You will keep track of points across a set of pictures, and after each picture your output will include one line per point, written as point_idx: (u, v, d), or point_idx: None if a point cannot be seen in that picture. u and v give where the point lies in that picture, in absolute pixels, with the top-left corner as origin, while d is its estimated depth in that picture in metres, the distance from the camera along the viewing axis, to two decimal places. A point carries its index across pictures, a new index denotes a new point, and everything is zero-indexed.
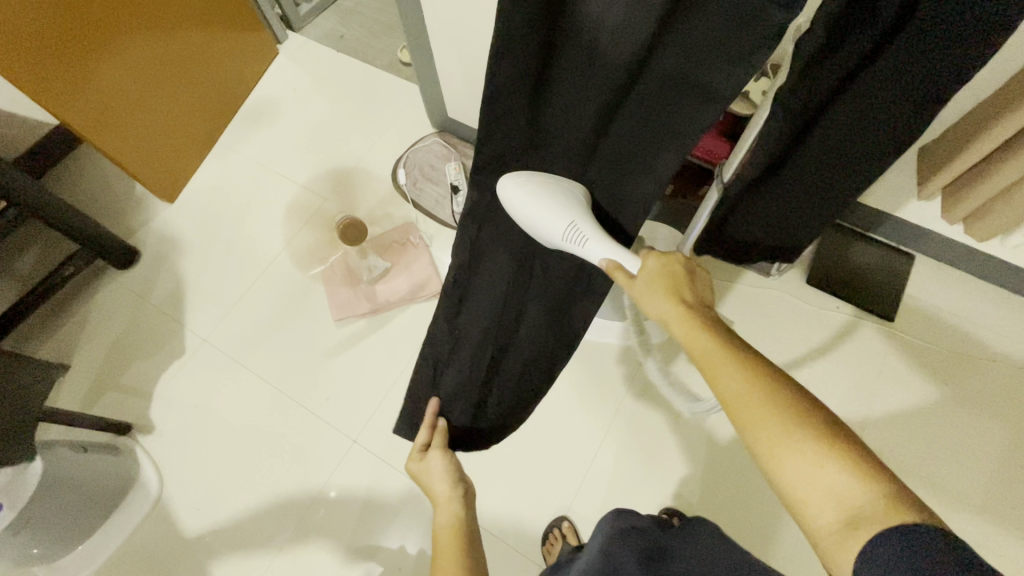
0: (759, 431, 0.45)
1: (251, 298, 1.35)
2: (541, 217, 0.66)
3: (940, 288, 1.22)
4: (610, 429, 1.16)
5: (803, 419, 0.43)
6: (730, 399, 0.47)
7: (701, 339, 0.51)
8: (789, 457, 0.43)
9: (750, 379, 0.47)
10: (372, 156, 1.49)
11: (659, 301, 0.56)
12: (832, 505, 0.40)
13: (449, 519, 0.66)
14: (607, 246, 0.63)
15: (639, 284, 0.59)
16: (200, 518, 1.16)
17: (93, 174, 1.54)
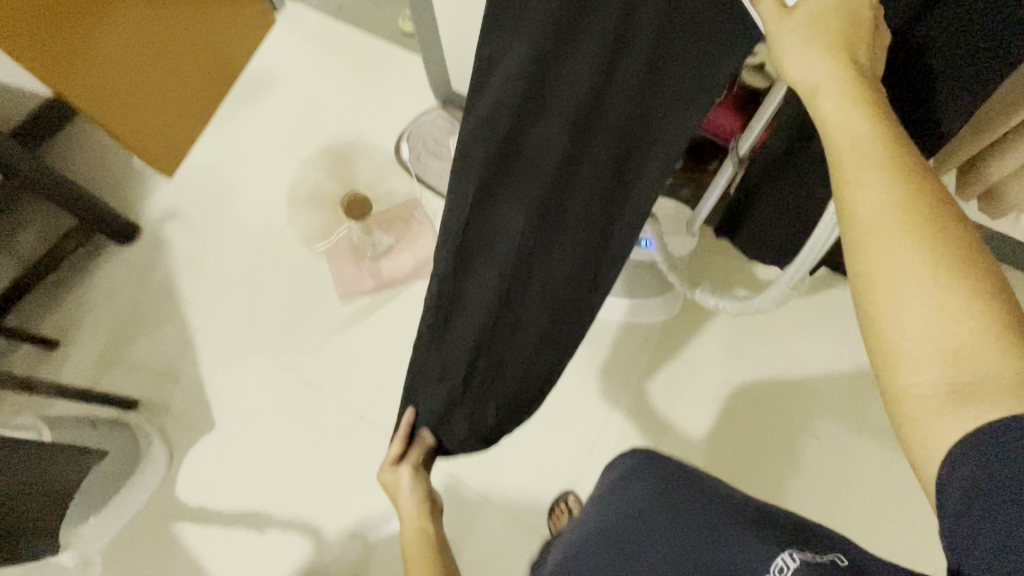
0: (888, 263, 0.36)
1: (255, 274, 1.34)
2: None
3: None
4: (616, 405, 1.17)
5: (951, 248, 0.34)
6: (865, 203, 0.37)
7: (861, 120, 0.38)
8: (902, 280, 0.35)
9: (902, 194, 0.36)
10: (374, 130, 1.46)
11: (817, 64, 0.40)
12: (937, 355, 0.34)
13: (414, 531, 0.73)
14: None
15: (790, 22, 0.40)
16: (210, 490, 1.18)
17: (89, 148, 1.51)
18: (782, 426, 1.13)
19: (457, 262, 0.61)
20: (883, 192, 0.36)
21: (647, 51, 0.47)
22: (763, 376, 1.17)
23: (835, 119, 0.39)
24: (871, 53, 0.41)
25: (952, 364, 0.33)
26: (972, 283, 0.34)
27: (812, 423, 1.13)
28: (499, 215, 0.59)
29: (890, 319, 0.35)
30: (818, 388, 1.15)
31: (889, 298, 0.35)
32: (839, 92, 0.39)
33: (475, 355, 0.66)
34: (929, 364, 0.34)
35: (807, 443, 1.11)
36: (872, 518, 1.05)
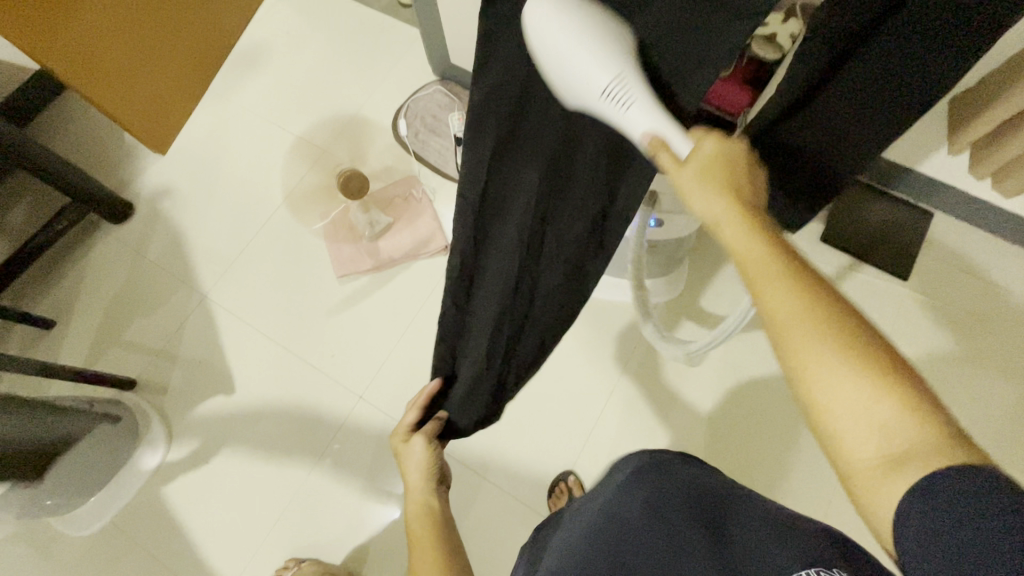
0: (803, 361, 0.38)
1: (251, 254, 1.32)
2: (585, 54, 0.44)
3: (959, 247, 1.19)
4: (617, 386, 1.16)
5: (855, 336, 0.37)
6: (775, 313, 0.39)
7: (754, 239, 0.42)
8: (824, 374, 0.37)
9: (803, 297, 0.39)
10: (371, 105, 1.42)
11: (711, 195, 0.44)
12: (874, 436, 0.35)
13: (420, 508, 0.73)
14: (658, 117, 0.45)
15: (687, 171, 0.45)
16: (210, 470, 1.17)
17: (79, 124, 1.47)
18: (786, 407, 1.12)
19: (476, 221, 0.58)
20: (787, 302, 0.39)
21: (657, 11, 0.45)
22: (766, 357, 1.15)
23: (735, 243, 0.43)
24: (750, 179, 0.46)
25: (889, 440, 0.34)
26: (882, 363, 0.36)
27: None
28: (512, 178, 0.56)
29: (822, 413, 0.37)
30: None
31: (816, 394, 0.37)
32: (735, 222, 0.43)
33: (500, 322, 0.64)
34: (866, 448, 0.35)
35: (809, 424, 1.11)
36: None
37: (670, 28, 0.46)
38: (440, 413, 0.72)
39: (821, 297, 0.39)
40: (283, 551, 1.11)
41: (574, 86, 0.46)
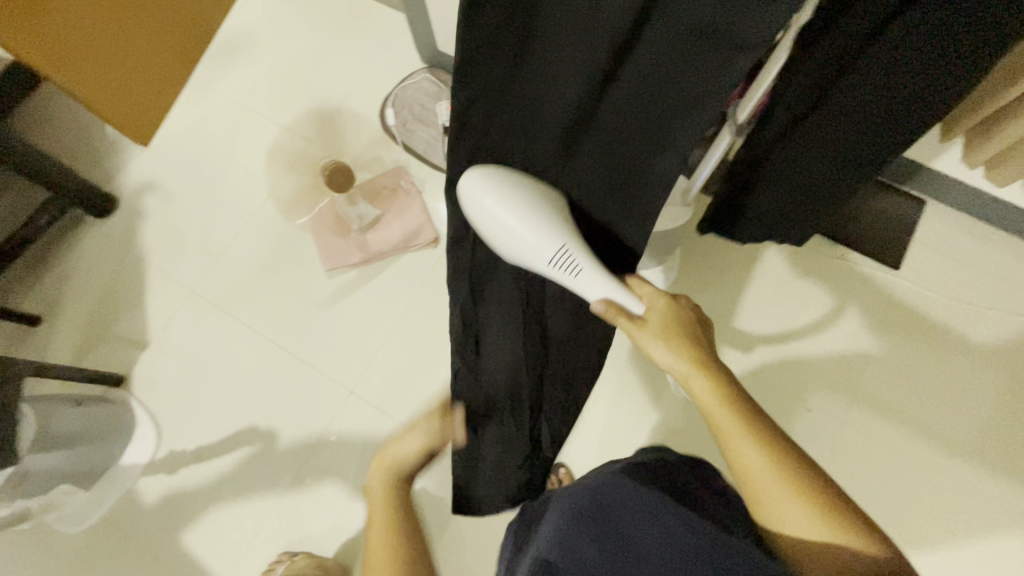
0: (776, 507, 0.54)
1: (238, 247, 1.31)
2: (533, 242, 0.62)
3: (950, 235, 1.19)
4: (608, 377, 1.16)
5: (798, 476, 0.54)
6: (743, 462, 0.56)
7: (721, 404, 0.60)
8: (786, 510, 0.54)
9: (760, 447, 0.56)
10: (358, 94, 1.40)
11: (678, 359, 0.64)
12: (830, 559, 0.51)
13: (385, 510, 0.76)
14: (599, 281, 0.66)
15: (651, 335, 0.66)
16: (201, 466, 1.17)
17: (59, 116, 1.44)
18: (776, 396, 1.12)
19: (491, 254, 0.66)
20: (752, 456, 0.56)
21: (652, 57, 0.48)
22: (757, 349, 1.15)
23: (706, 401, 0.61)
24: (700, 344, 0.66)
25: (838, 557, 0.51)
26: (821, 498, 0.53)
27: (805, 392, 1.12)
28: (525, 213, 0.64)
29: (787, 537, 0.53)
30: (811, 359, 1.14)
31: (778, 523, 0.54)
32: (701, 379, 0.63)
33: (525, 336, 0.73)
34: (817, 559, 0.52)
35: (799, 414, 1.10)
36: (861, 487, 1.06)
37: (654, 71, 0.49)
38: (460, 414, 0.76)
39: (771, 446, 0.56)
40: (277, 545, 1.11)
41: (529, 260, 0.64)
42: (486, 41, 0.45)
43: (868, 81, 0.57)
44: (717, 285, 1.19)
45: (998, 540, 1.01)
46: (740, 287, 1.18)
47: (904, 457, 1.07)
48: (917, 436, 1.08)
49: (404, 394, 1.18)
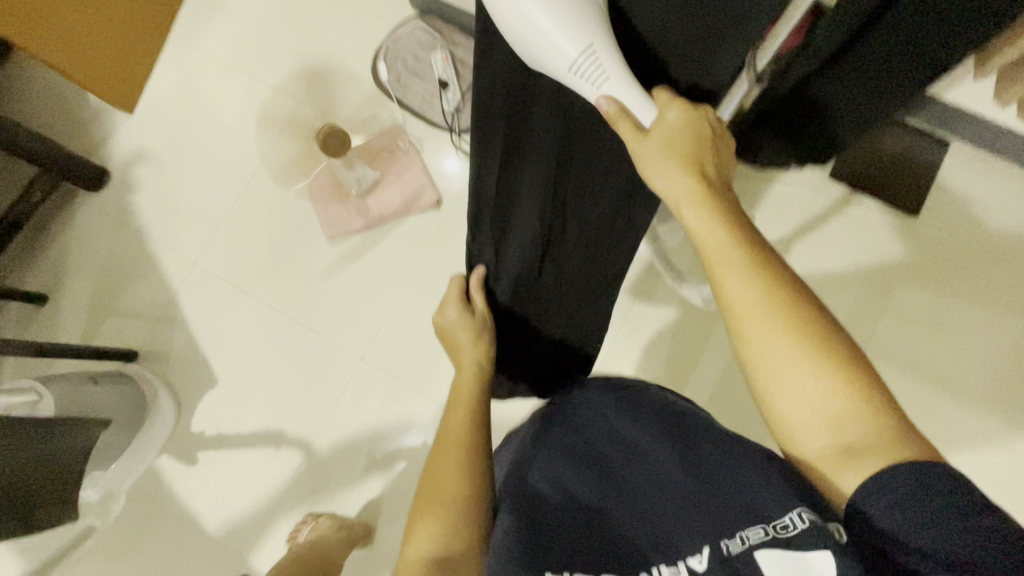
0: (766, 354, 0.46)
1: (237, 216, 1.28)
2: (553, 36, 0.44)
3: (975, 177, 1.14)
4: (619, 336, 1.14)
5: (805, 312, 0.46)
6: (733, 299, 0.48)
7: (714, 225, 0.49)
8: (768, 350, 0.46)
9: (760, 287, 0.47)
10: (347, 47, 1.31)
11: (672, 171, 0.51)
12: (826, 434, 0.43)
13: (470, 375, 0.71)
14: (622, 76, 0.48)
15: (652, 141, 0.50)
16: (223, 435, 1.20)
17: (36, 85, 1.38)
18: None
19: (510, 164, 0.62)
20: (749, 286, 0.47)
21: None
22: None
23: (694, 223, 0.50)
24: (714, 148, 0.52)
25: (836, 416, 0.43)
26: (830, 340, 0.45)
27: None
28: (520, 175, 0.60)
29: (784, 386, 0.45)
30: (825, 311, 1.12)
31: (773, 378, 0.46)
32: (693, 203, 0.50)
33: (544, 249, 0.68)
34: (812, 422, 0.44)
35: None
36: None
37: None
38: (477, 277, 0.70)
39: (772, 278, 0.47)
40: (300, 507, 1.15)
41: (545, 58, 0.46)
42: None
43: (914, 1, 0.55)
44: None
45: (1010, 483, 1.02)
46: None
47: (916, 405, 1.07)
48: (928, 384, 1.07)
49: (414, 359, 1.18)
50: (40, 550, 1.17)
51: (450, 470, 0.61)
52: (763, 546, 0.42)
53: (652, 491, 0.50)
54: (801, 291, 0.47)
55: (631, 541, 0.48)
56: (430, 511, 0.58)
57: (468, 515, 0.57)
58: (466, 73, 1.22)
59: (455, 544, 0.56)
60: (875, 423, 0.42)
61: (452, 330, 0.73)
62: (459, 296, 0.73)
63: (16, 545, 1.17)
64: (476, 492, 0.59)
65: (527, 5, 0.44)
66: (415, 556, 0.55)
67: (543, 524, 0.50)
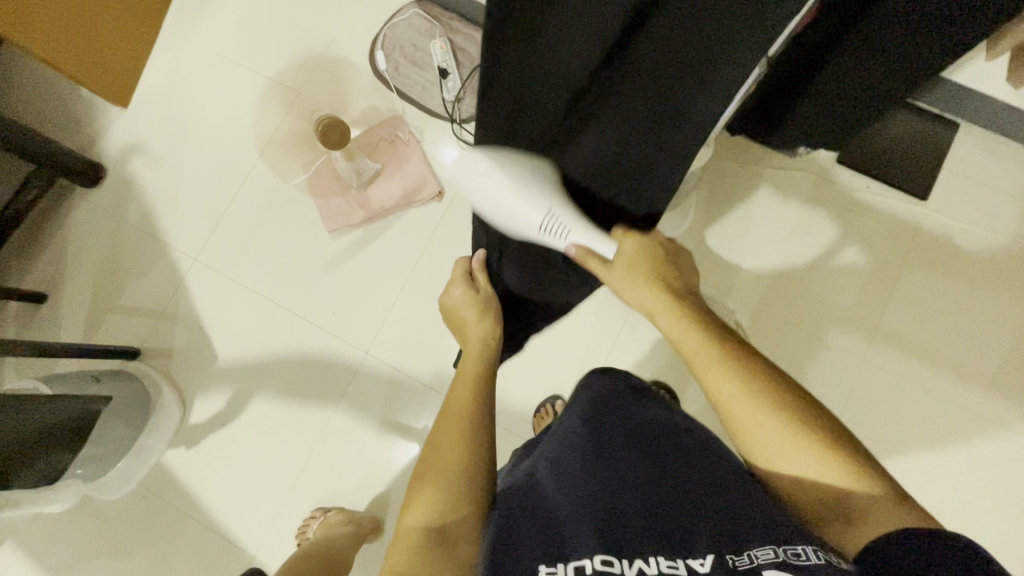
0: (763, 448, 0.51)
1: (236, 210, 1.26)
2: (517, 209, 0.58)
3: (983, 160, 1.12)
4: (624, 327, 1.13)
5: (787, 407, 0.51)
6: (726, 402, 0.53)
7: (698, 341, 0.56)
8: (765, 440, 0.51)
9: (746, 387, 0.52)
10: (344, 36, 1.29)
11: (646, 293, 0.61)
12: (832, 507, 0.48)
13: (475, 355, 0.73)
14: (581, 229, 0.60)
15: (618, 270, 0.61)
16: (227, 432, 1.19)
17: (28, 81, 1.35)
18: (795, 337, 1.10)
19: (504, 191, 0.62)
20: (733, 393, 0.53)
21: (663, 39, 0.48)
22: (776, 290, 1.12)
23: (675, 336, 0.58)
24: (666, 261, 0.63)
25: (830, 494, 0.48)
26: (814, 428, 0.50)
27: (824, 332, 1.10)
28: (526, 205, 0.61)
29: (780, 470, 0.51)
30: (831, 298, 1.11)
31: (771, 464, 0.51)
32: (666, 314, 0.59)
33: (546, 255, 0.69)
34: (812, 498, 0.49)
35: (819, 353, 1.09)
36: (879, 422, 1.06)
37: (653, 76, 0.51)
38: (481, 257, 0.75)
39: (755, 382, 0.52)
40: (307, 502, 1.14)
41: (519, 227, 0.60)
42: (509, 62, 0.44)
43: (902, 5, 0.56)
44: (735, 226, 1.14)
45: (1016, 467, 1.02)
46: (759, 228, 1.13)
47: (923, 391, 1.06)
48: (934, 370, 1.07)
49: (418, 352, 1.18)
50: (48, 549, 1.17)
51: (450, 438, 0.60)
52: (772, 566, 0.41)
53: (665, 495, 0.49)
54: (782, 387, 0.52)
55: (629, 531, 0.46)
56: (428, 479, 0.56)
57: (469, 494, 0.54)
58: (465, 59, 1.20)
59: (455, 513, 0.52)
60: (868, 500, 0.46)
61: (458, 309, 0.76)
62: (462, 279, 0.76)
63: (25, 545, 1.17)
64: (477, 457, 0.58)
65: (495, 189, 0.56)
66: (409, 527, 0.52)
67: (546, 516, 0.48)
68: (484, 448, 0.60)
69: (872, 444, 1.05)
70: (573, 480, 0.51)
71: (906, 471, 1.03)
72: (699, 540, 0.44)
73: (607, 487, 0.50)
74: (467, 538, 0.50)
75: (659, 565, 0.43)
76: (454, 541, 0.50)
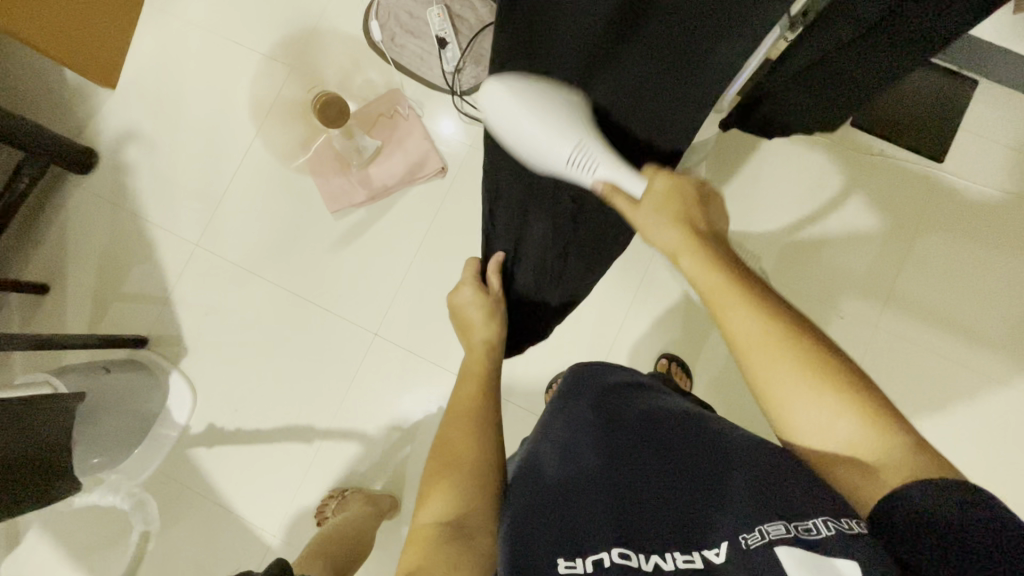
0: (774, 385, 0.49)
1: (236, 193, 1.23)
2: (546, 138, 0.56)
3: (1002, 118, 1.09)
4: (635, 302, 1.11)
5: (801, 346, 0.48)
6: (737, 335, 0.51)
7: (713, 274, 0.55)
8: (781, 378, 0.48)
9: (760, 321, 0.50)
10: (337, 6, 1.23)
11: (670, 234, 0.59)
12: (845, 453, 0.45)
13: (481, 346, 0.73)
14: (611, 164, 0.59)
15: (644, 209, 0.60)
16: (241, 417, 1.19)
17: (12, 64, 1.30)
18: (807, 305, 1.09)
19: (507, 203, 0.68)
20: (748, 323, 0.51)
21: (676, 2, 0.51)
22: (788, 258, 1.10)
23: (694, 276, 0.57)
24: (690, 211, 0.61)
25: (846, 444, 0.45)
26: (827, 369, 0.47)
27: (836, 299, 1.09)
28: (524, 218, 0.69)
29: (793, 409, 0.48)
30: (845, 266, 1.09)
31: (783, 407, 0.48)
32: (690, 253, 0.57)
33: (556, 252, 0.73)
34: (830, 449, 0.46)
35: (831, 321, 1.08)
36: (891, 388, 1.06)
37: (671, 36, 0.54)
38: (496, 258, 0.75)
39: (772, 319, 0.50)
40: (324, 483, 1.15)
41: (546, 161, 0.58)
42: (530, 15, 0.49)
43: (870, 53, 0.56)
44: (745, 195, 1.11)
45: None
46: (772, 195, 1.11)
47: (937, 355, 1.06)
48: (946, 333, 1.07)
49: (428, 333, 1.17)
50: (70, 539, 1.18)
51: (463, 430, 0.59)
52: (784, 541, 0.39)
53: (674, 485, 0.47)
54: (798, 324, 0.50)
55: (651, 524, 0.44)
56: (438, 473, 0.55)
57: (485, 484, 0.54)
58: (464, 27, 1.15)
59: (468, 505, 0.52)
60: (883, 444, 0.44)
61: (465, 310, 0.76)
62: (472, 281, 0.76)
63: (46, 534, 1.18)
64: (490, 448, 0.58)
65: (519, 114, 0.54)
66: (426, 523, 0.51)
67: (561, 508, 0.47)
68: (495, 435, 0.60)
69: None
70: (586, 473, 0.50)
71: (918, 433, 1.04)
72: (717, 521, 0.43)
73: (625, 479, 0.48)
74: (483, 529, 0.50)
75: (676, 559, 0.41)
76: (471, 533, 0.49)
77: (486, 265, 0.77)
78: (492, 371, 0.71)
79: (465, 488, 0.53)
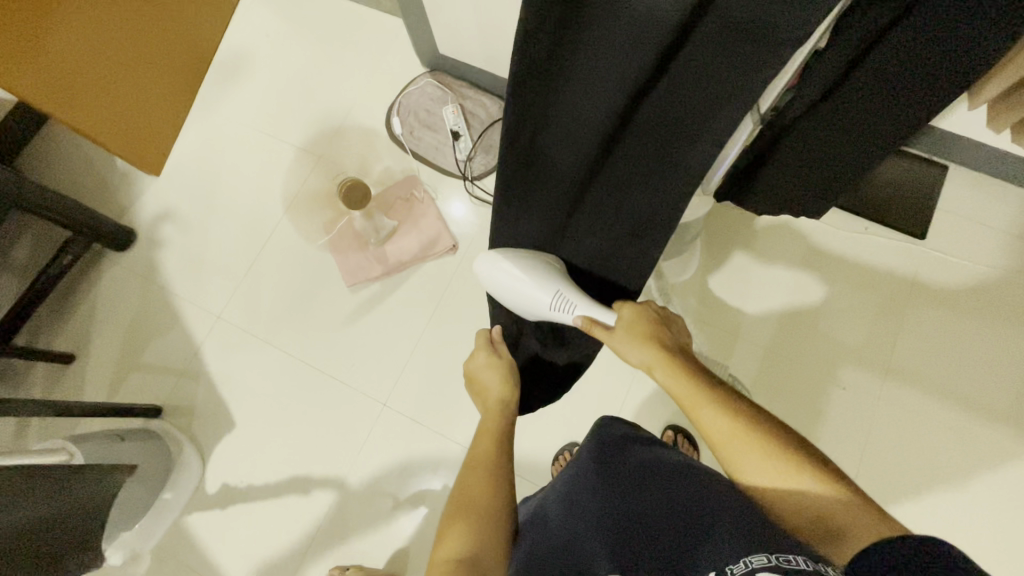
0: (746, 471, 0.52)
1: (260, 268, 1.32)
2: (531, 290, 0.74)
3: (973, 198, 1.17)
4: (640, 372, 1.14)
5: (763, 433, 0.52)
6: (708, 430, 0.55)
7: (680, 376, 0.59)
8: (751, 465, 0.52)
9: (726, 417, 0.54)
10: (363, 105, 1.39)
11: (643, 351, 0.64)
12: (814, 522, 0.48)
13: (495, 403, 0.75)
14: (585, 304, 0.73)
15: (618, 334, 0.68)
16: (247, 487, 1.19)
17: (70, 154, 1.45)
18: (809, 377, 1.11)
19: None
20: (715, 420, 0.54)
21: (654, 115, 0.62)
22: (786, 330, 1.14)
23: (666, 384, 0.61)
24: (664, 327, 0.68)
25: (816, 515, 0.48)
26: (789, 452, 0.51)
27: (836, 371, 1.11)
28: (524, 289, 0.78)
29: (771, 488, 0.50)
30: (842, 338, 1.12)
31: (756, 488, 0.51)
32: (661, 366, 0.62)
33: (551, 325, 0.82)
34: (803, 523, 0.48)
35: (834, 393, 1.10)
36: (902, 462, 1.05)
37: (651, 137, 0.65)
38: (497, 330, 0.83)
39: (736, 413, 0.54)
40: (327, 560, 1.12)
41: (535, 308, 0.76)
42: (529, 116, 0.61)
43: (847, 108, 0.64)
44: (739, 268, 1.17)
45: None
46: (766, 269, 1.17)
47: (942, 428, 1.06)
48: (948, 405, 1.07)
49: (437, 404, 1.19)
50: None
51: (479, 475, 0.62)
52: (768, 569, 0.40)
53: (664, 518, 0.48)
54: (759, 417, 0.54)
55: (641, 553, 0.45)
56: (455, 515, 0.57)
57: (496, 529, 0.56)
58: (476, 122, 1.30)
59: (482, 551, 0.53)
60: (847, 515, 0.46)
61: (479, 373, 0.78)
62: (487, 346, 0.79)
63: None
64: (503, 494, 0.60)
65: (511, 277, 0.75)
66: (443, 559, 0.52)
67: (564, 553, 0.49)
68: (507, 480, 0.62)
69: (896, 482, 1.04)
70: (582, 512, 0.51)
71: (932, 512, 1.02)
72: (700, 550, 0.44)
73: (617, 507, 0.50)
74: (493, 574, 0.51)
75: None
76: None
77: (496, 334, 0.82)
78: (505, 427, 0.73)
79: (478, 536, 0.54)
